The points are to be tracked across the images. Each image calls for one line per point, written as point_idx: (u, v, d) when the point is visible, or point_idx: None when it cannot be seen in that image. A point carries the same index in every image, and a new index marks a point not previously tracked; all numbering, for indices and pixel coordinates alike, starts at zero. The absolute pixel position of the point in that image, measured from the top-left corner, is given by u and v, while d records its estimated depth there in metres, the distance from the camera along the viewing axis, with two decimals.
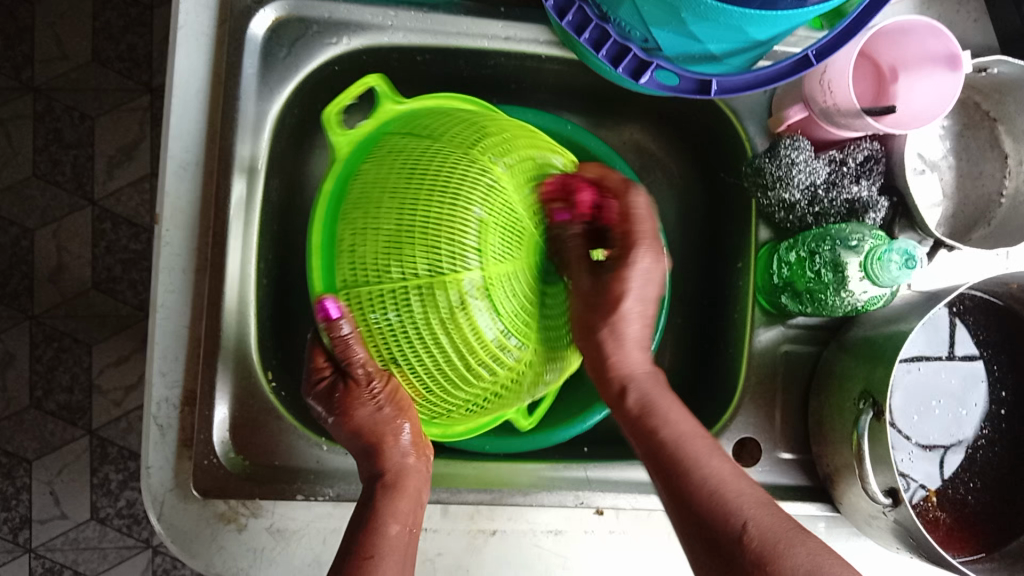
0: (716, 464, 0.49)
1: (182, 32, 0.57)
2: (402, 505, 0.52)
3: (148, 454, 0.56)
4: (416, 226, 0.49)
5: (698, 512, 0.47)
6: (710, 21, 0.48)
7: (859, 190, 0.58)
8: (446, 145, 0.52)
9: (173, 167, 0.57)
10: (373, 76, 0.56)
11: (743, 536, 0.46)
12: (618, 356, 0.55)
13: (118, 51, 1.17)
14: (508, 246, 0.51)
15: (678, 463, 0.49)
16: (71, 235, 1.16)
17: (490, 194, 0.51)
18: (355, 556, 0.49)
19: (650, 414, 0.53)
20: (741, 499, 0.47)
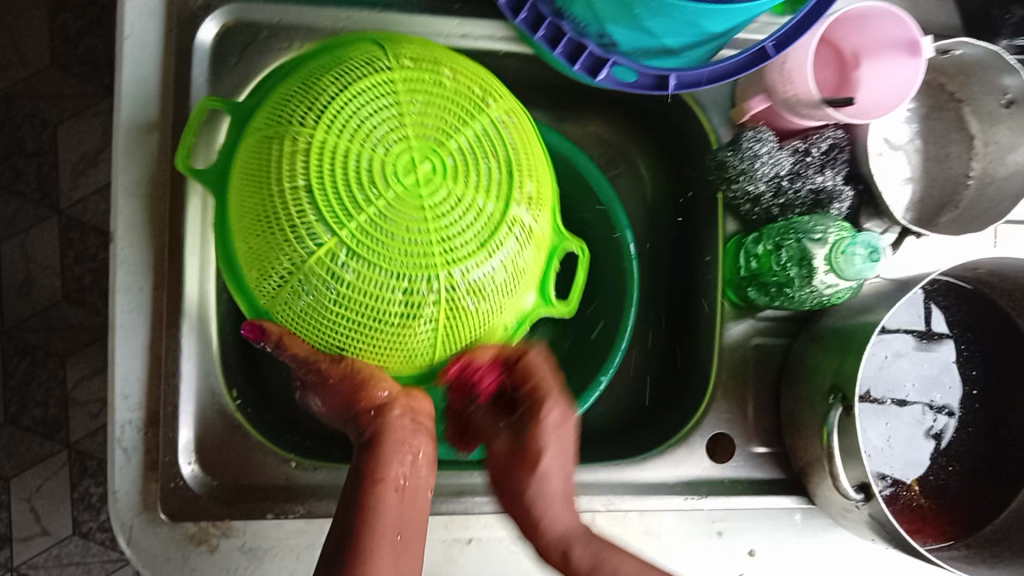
0: (631, 564, 0.52)
1: (128, 42, 0.55)
2: (390, 470, 0.50)
3: (113, 478, 0.55)
4: (262, 227, 0.44)
5: None
6: (665, 16, 0.46)
7: (823, 180, 0.57)
8: (266, 117, 0.46)
9: (125, 183, 0.55)
10: (206, 99, 0.51)
11: None
12: (545, 523, 0.52)
13: (77, 57, 1.14)
14: (354, 187, 0.42)
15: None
16: (39, 247, 1.14)
17: (308, 142, 0.43)
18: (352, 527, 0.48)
19: (601, 569, 0.52)
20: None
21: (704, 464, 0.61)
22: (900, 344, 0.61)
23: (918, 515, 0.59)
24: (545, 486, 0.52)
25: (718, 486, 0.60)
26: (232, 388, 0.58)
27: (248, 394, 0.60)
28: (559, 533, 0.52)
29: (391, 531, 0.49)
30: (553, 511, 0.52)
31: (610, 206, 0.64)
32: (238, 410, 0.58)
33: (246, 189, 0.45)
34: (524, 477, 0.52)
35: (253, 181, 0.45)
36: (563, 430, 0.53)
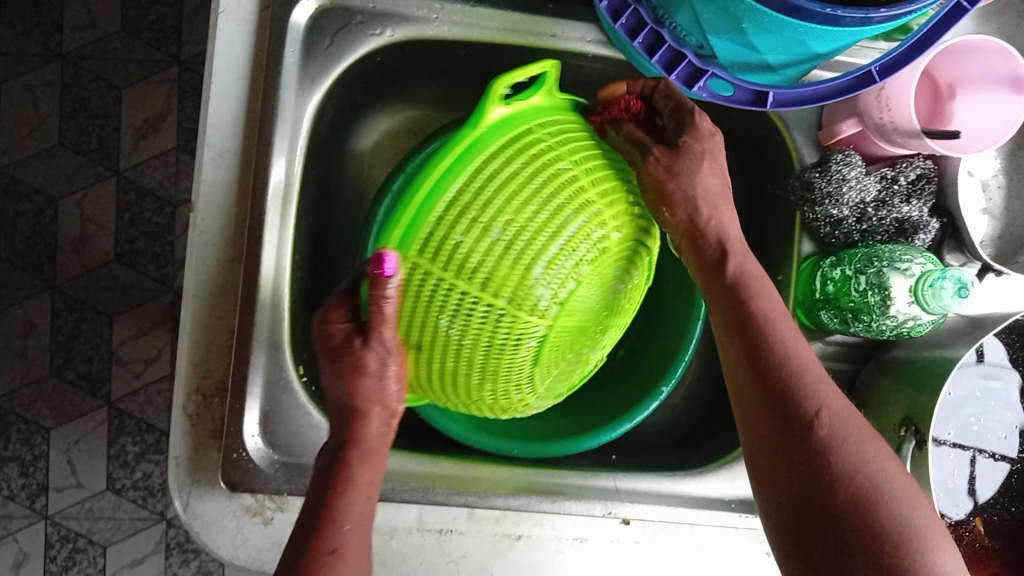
0: (810, 354, 0.48)
1: (222, 16, 0.56)
2: (355, 504, 0.48)
3: (176, 443, 0.56)
4: (518, 258, 0.46)
5: (749, 331, 0.48)
6: (772, 33, 0.46)
7: (910, 210, 0.56)
8: (564, 176, 0.48)
9: (211, 154, 0.56)
10: (550, 63, 0.49)
11: (789, 369, 0.46)
12: (701, 223, 0.52)
13: (148, 22, 1.15)
14: (581, 309, 0.50)
15: (771, 348, 0.47)
16: (95, 206, 1.15)
17: (598, 246, 0.49)
18: (313, 551, 0.46)
19: (743, 284, 0.50)
20: (821, 384, 0.46)
21: None
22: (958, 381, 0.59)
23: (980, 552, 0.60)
24: (700, 205, 0.51)
25: None
26: (299, 366, 0.59)
27: (313, 374, 0.61)
28: (709, 236, 0.52)
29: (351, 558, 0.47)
30: (729, 245, 0.52)
31: None
32: (303, 387, 0.59)
33: (527, 211, 0.46)
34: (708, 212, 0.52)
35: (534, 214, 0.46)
36: (727, 208, 0.52)
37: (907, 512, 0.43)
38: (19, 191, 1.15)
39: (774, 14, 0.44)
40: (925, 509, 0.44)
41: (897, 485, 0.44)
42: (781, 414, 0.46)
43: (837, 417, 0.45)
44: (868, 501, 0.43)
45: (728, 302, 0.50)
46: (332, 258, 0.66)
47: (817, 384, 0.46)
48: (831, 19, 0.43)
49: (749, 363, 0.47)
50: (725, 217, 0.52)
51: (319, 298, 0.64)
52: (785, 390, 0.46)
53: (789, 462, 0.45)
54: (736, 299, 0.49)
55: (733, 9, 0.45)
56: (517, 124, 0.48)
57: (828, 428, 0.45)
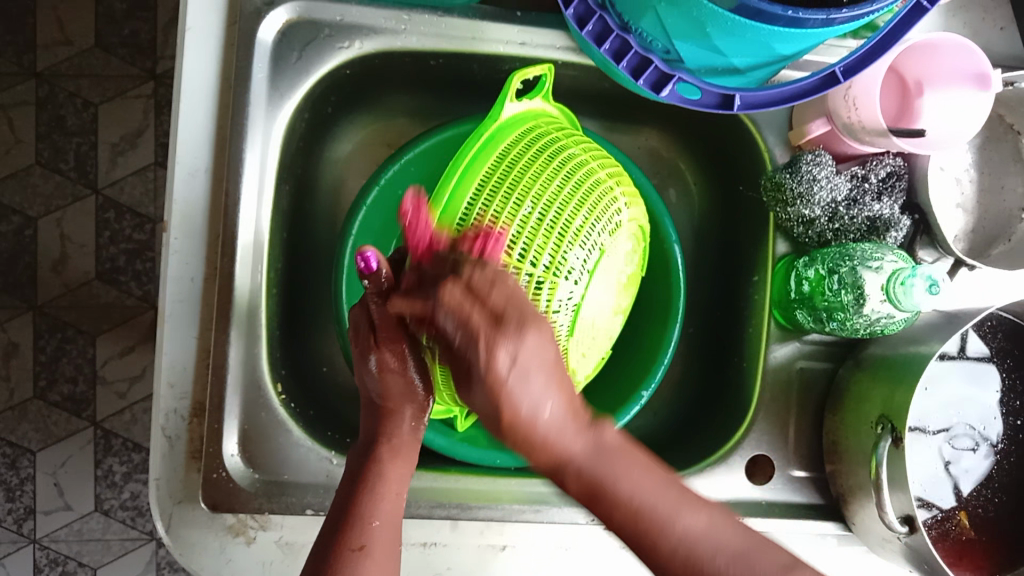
0: (701, 518, 0.46)
1: (190, 34, 0.56)
2: (383, 506, 0.50)
3: (155, 466, 0.55)
4: (545, 223, 0.52)
5: (625, 536, 0.46)
6: (736, 36, 0.46)
7: (881, 208, 0.56)
8: (549, 157, 0.55)
9: (182, 173, 0.55)
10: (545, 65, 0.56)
11: (680, 572, 0.44)
12: (545, 449, 0.46)
13: (122, 38, 1.15)
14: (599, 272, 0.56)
15: (632, 516, 0.45)
16: (74, 225, 1.15)
17: (613, 219, 0.56)
18: (342, 548, 0.48)
19: (598, 490, 0.46)
20: (716, 555, 0.44)
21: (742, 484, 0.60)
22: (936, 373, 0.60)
23: (967, 549, 0.59)
24: (532, 433, 0.45)
25: (756, 506, 0.60)
26: (278, 383, 0.58)
27: (293, 390, 0.60)
28: (553, 459, 0.46)
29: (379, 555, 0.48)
30: (541, 455, 0.46)
31: (658, 221, 0.64)
32: (282, 404, 0.58)
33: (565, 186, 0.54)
34: (529, 429, 0.45)
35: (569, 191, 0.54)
36: (548, 380, 0.45)
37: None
38: None
39: (738, 18, 0.44)
40: None
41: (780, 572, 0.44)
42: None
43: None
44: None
45: (575, 475, 0.46)
46: (308, 271, 0.66)
47: (676, 518, 0.45)
48: (794, 21, 0.43)
49: (647, 567, 0.46)
50: (570, 437, 0.46)
51: (296, 313, 0.64)
52: (686, 573, 0.44)
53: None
54: (604, 515, 0.46)
55: (697, 13, 0.45)
56: (529, 123, 0.57)
57: None
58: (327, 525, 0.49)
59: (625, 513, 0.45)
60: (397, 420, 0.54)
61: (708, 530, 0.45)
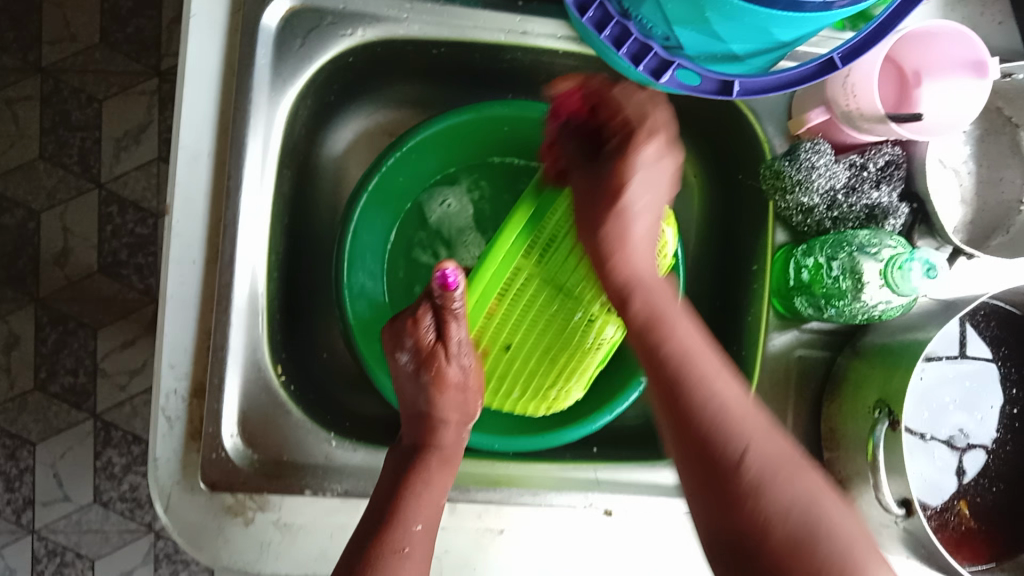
0: (735, 393, 0.47)
1: (195, 20, 0.56)
2: (427, 503, 0.52)
3: (156, 446, 0.56)
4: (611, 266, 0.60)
5: (665, 382, 0.48)
6: (736, 21, 0.46)
7: (879, 196, 0.57)
8: None
9: (185, 157, 0.56)
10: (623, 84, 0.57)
11: (710, 425, 0.45)
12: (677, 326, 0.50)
13: (127, 34, 1.16)
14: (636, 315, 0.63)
15: (690, 391, 0.47)
16: (77, 218, 1.15)
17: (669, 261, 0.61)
18: (381, 549, 0.50)
19: (656, 324, 0.50)
20: (745, 421, 0.45)
21: None
22: (933, 363, 0.60)
23: (965, 538, 0.59)
24: (622, 249, 0.53)
25: None
26: (277, 365, 0.59)
27: (292, 373, 0.61)
28: (623, 277, 0.53)
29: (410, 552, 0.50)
30: (665, 310, 0.51)
31: None
32: (282, 386, 0.59)
33: None
34: (602, 223, 0.53)
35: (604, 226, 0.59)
36: (655, 288, 0.52)
37: (805, 494, 0.42)
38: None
39: (737, 2, 0.44)
40: (863, 542, 0.42)
41: (815, 493, 0.42)
42: (703, 448, 0.45)
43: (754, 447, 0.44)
44: (781, 520, 0.42)
45: (637, 342, 0.51)
46: (309, 257, 0.66)
47: (743, 424, 0.45)
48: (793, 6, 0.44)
49: (674, 409, 0.47)
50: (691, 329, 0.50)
51: (297, 298, 0.64)
52: (704, 429, 0.45)
53: (697, 459, 0.45)
54: (653, 345, 0.49)
55: None
56: None
57: (755, 468, 0.43)
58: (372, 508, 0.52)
59: (676, 370, 0.47)
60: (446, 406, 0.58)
61: (742, 409, 0.46)
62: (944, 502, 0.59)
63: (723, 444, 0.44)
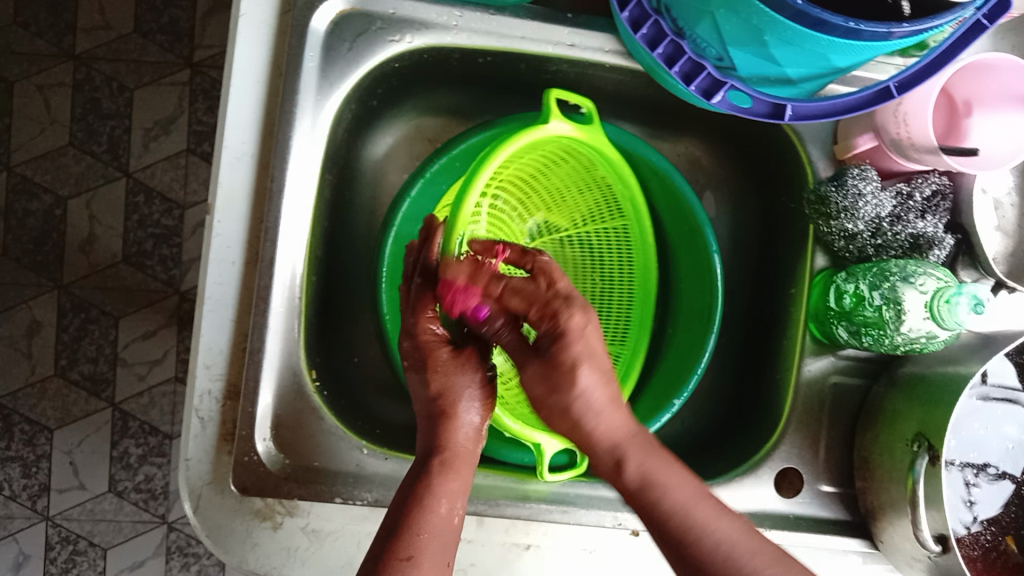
0: (721, 526, 0.47)
1: (243, 20, 0.56)
2: (448, 485, 0.52)
3: (188, 446, 0.56)
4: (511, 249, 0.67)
5: (657, 530, 0.48)
6: (795, 46, 0.46)
7: (925, 226, 0.56)
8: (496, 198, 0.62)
9: (229, 159, 0.56)
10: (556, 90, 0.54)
11: (709, 553, 0.46)
12: (597, 434, 0.51)
13: (161, 25, 1.16)
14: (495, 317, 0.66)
15: (691, 539, 0.47)
16: (104, 206, 1.15)
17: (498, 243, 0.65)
18: (392, 559, 0.49)
19: (652, 485, 0.49)
20: (750, 558, 0.46)
21: (772, 496, 0.60)
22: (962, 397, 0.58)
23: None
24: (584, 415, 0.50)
25: (784, 520, 0.59)
26: (311, 370, 0.58)
27: (326, 379, 0.60)
28: (608, 450, 0.50)
29: (440, 538, 0.51)
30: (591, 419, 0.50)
31: (702, 229, 0.63)
32: (317, 391, 0.58)
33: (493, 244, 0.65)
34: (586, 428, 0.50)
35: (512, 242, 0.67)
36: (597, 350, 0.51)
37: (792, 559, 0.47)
38: (28, 191, 1.15)
39: (797, 27, 0.44)
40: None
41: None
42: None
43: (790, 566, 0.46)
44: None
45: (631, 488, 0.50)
46: (345, 261, 0.66)
47: (718, 516, 0.48)
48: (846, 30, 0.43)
49: (686, 568, 0.47)
50: (614, 421, 0.51)
51: (334, 303, 0.64)
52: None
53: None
54: (650, 503, 0.49)
55: (756, 20, 0.45)
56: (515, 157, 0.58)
57: None
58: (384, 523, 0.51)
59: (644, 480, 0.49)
60: (457, 433, 0.55)
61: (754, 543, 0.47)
62: (990, 538, 0.58)
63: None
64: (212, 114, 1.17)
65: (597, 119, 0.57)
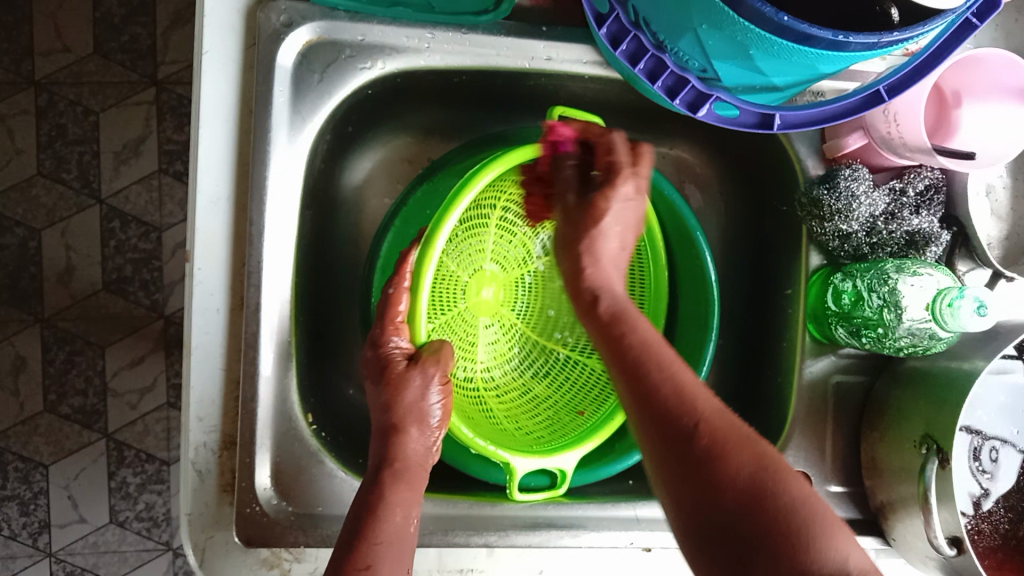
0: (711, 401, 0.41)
1: (208, 57, 0.54)
2: (396, 495, 0.52)
3: (187, 501, 0.54)
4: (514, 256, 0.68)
5: (628, 364, 0.44)
6: (780, 59, 0.45)
7: (919, 222, 0.56)
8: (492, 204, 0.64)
9: (205, 203, 0.54)
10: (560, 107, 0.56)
11: (665, 392, 0.42)
12: (592, 271, 0.49)
13: (121, 43, 1.13)
14: (484, 324, 0.67)
15: (651, 370, 0.43)
16: (79, 235, 1.13)
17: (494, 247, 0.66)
18: (347, 569, 0.48)
19: (623, 317, 0.47)
20: (725, 446, 0.39)
21: None
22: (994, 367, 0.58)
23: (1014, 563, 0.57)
24: (600, 242, 0.50)
25: None
26: (307, 414, 0.57)
27: (321, 418, 0.59)
28: (590, 284, 0.49)
29: (398, 548, 0.50)
30: (590, 270, 0.49)
31: (692, 234, 0.62)
32: (314, 434, 0.57)
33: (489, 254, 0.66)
34: (592, 279, 0.49)
35: (521, 256, 0.68)
36: (621, 278, 0.50)
37: (751, 462, 0.39)
38: (1, 225, 1.12)
39: (782, 41, 0.42)
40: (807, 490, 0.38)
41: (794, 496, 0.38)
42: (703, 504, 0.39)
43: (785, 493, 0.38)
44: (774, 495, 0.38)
45: (594, 330, 0.48)
46: (331, 292, 0.65)
47: (700, 394, 0.42)
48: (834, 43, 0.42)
49: (646, 413, 0.42)
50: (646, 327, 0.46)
51: (324, 337, 0.63)
52: (711, 487, 0.38)
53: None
54: (614, 337, 0.46)
55: (740, 36, 0.43)
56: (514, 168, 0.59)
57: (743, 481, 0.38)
58: (346, 532, 0.50)
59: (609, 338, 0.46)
60: (410, 446, 0.55)
61: (754, 459, 0.39)
62: (1007, 526, 0.58)
63: (746, 518, 0.37)
64: (181, 132, 1.14)
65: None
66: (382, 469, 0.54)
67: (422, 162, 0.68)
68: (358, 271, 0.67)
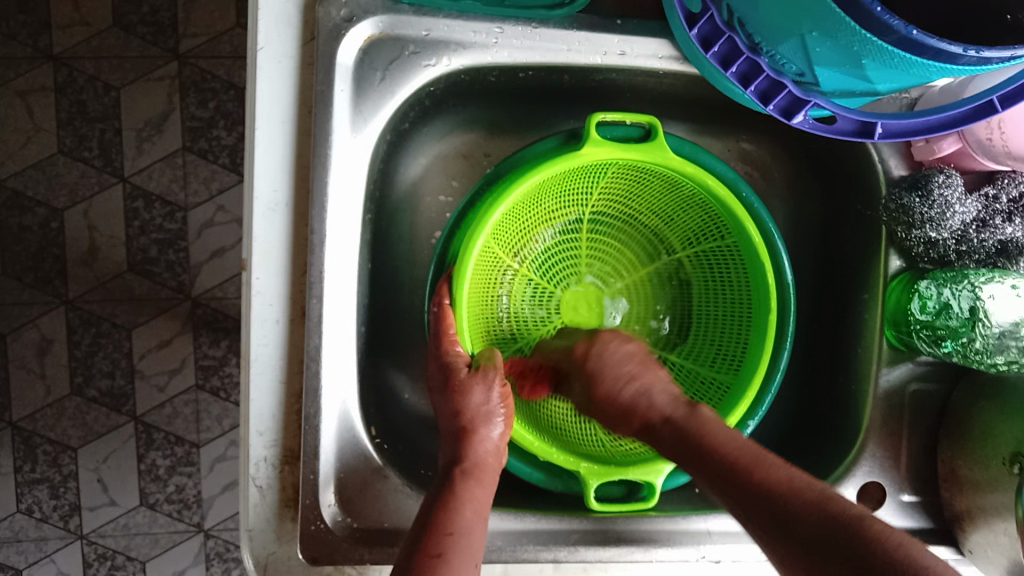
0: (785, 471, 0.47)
1: (262, 54, 0.51)
2: (466, 490, 0.51)
3: (247, 517, 0.53)
4: (610, 256, 0.68)
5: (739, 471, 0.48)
6: (896, 69, 0.41)
7: (1013, 231, 0.55)
8: (553, 209, 0.64)
9: (261, 209, 0.51)
10: (592, 116, 0.55)
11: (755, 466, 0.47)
12: (609, 385, 0.57)
13: (141, 16, 1.08)
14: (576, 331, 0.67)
15: (742, 466, 0.48)
16: (102, 215, 1.10)
17: (576, 250, 0.67)
18: (421, 556, 0.46)
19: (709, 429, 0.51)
20: (763, 467, 0.47)
21: None
22: None
23: None
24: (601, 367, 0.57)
25: None
26: (371, 426, 0.56)
27: (382, 429, 0.58)
28: (632, 392, 0.56)
29: (470, 539, 0.48)
30: (609, 371, 0.57)
31: (771, 239, 0.59)
32: (377, 447, 0.56)
33: (566, 256, 0.67)
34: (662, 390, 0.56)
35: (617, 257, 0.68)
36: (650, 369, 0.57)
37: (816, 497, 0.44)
38: (21, 205, 1.09)
39: (904, 54, 0.39)
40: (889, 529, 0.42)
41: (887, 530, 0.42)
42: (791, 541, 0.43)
43: (886, 541, 0.41)
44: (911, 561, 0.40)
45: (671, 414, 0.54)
46: (387, 295, 0.62)
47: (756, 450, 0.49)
48: (953, 57, 0.38)
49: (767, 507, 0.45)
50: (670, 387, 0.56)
51: (379, 343, 0.61)
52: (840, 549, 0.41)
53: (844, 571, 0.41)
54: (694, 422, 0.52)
55: (856, 47, 0.40)
56: (556, 177, 0.59)
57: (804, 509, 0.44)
58: (416, 526, 0.49)
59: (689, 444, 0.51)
60: (480, 446, 0.54)
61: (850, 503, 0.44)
62: None
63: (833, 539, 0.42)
64: (205, 108, 1.10)
65: (658, 135, 0.56)
66: (454, 470, 0.52)
67: (478, 157, 0.65)
68: (414, 271, 0.65)
